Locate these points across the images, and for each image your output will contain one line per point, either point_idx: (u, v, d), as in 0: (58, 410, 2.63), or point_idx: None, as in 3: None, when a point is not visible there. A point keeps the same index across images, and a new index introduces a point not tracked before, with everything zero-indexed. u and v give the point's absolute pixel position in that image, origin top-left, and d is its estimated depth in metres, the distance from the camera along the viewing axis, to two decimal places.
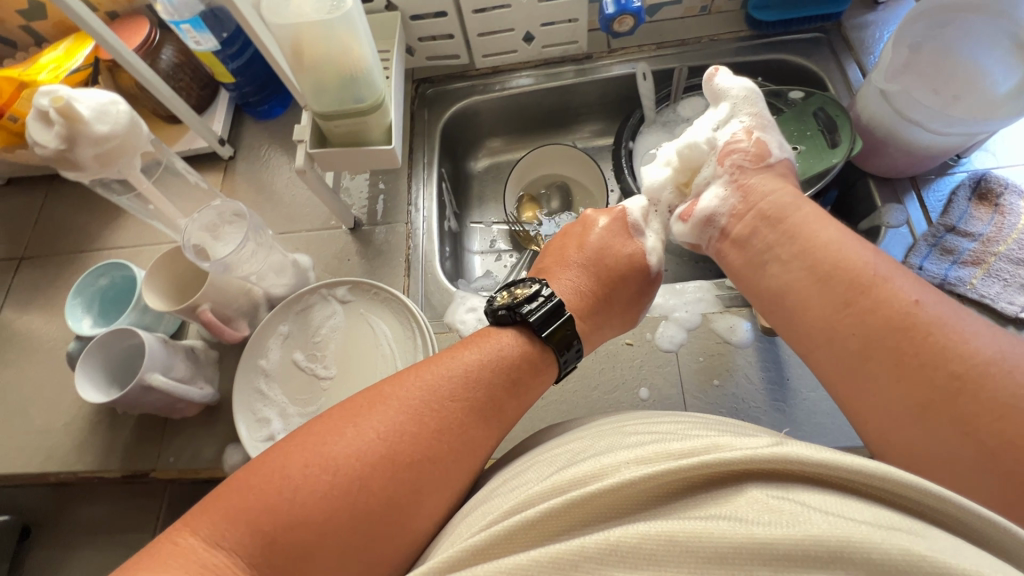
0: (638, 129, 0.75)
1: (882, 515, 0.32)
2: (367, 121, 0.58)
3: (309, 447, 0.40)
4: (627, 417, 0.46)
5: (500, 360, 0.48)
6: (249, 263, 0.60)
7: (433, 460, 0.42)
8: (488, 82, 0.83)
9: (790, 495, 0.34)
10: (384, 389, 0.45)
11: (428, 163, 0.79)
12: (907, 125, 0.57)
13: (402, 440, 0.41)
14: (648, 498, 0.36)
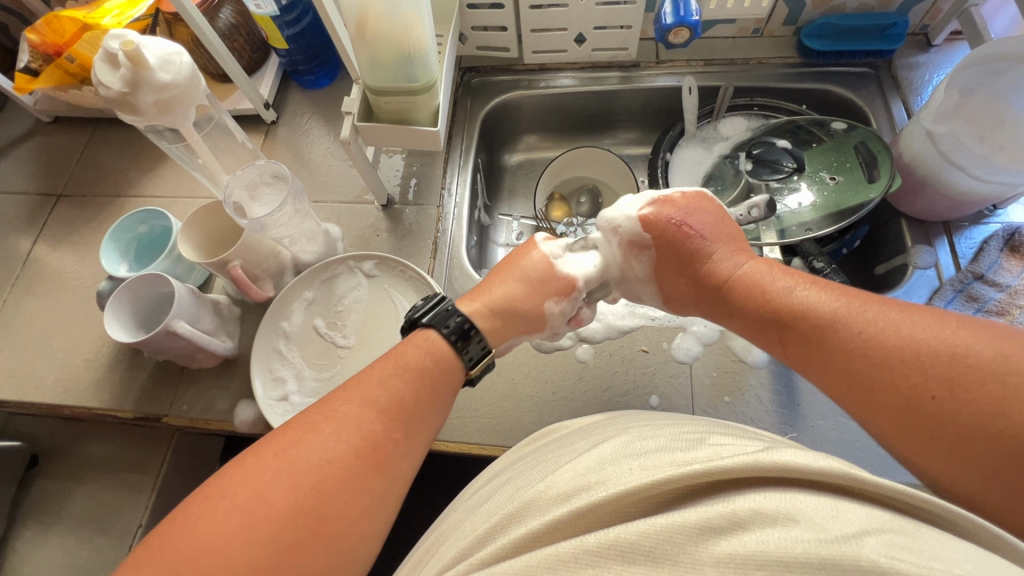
0: (676, 142, 0.76)
1: (879, 517, 0.32)
2: (416, 101, 0.59)
3: (227, 486, 0.39)
4: (635, 419, 0.46)
5: (412, 372, 0.48)
6: (284, 226, 0.61)
7: (342, 473, 0.41)
8: (532, 78, 0.84)
9: (786, 494, 0.34)
10: (292, 423, 0.44)
11: (465, 150, 0.80)
12: (950, 169, 0.58)
13: (314, 461, 0.41)
14: (647, 501, 0.36)
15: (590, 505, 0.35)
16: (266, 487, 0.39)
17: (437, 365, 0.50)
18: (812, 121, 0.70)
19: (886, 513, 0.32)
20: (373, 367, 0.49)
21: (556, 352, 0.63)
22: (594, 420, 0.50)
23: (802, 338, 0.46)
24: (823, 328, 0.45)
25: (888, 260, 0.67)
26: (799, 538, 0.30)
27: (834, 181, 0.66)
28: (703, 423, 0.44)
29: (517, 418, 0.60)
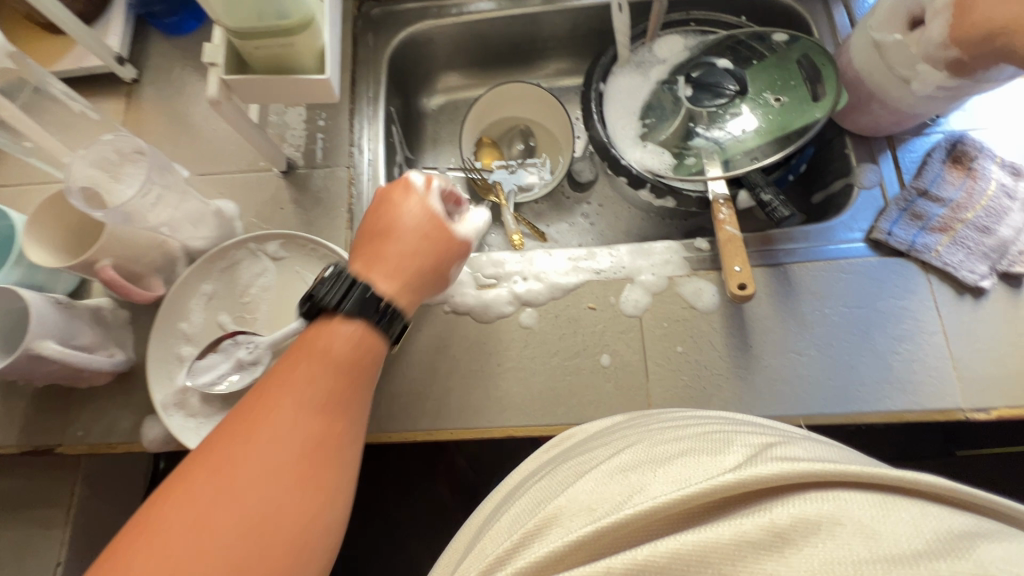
0: (609, 69, 0.68)
1: (958, 524, 0.26)
2: (295, 43, 0.48)
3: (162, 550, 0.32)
4: (663, 419, 0.42)
5: (330, 371, 0.40)
6: (158, 210, 0.51)
7: (257, 480, 0.35)
8: (443, 4, 0.72)
9: (843, 497, 0.28)
10: (208, 440, 0.37)
11: (374, 97, 0.69)
12: (895, 82, 0.53)
13: (187, 495, 0.34)
14: (678, 515, 0.30)
15: (617, 521, 0.30)
16: (162, 518, 0.33)
17: (353, 366, 0.41)
18: (752, 34, 0.64)
19: (968, 519, 0.27)
20: (322, 381, 0.40)
21: (498, 321, 0.57)
22: (617, 421, 0.46)
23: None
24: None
25: (834, 183, 0.64)
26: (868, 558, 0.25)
27: (777, 101, 0.61)
28: (733, 420, 0.38)
29: (462, 397, 0.55)
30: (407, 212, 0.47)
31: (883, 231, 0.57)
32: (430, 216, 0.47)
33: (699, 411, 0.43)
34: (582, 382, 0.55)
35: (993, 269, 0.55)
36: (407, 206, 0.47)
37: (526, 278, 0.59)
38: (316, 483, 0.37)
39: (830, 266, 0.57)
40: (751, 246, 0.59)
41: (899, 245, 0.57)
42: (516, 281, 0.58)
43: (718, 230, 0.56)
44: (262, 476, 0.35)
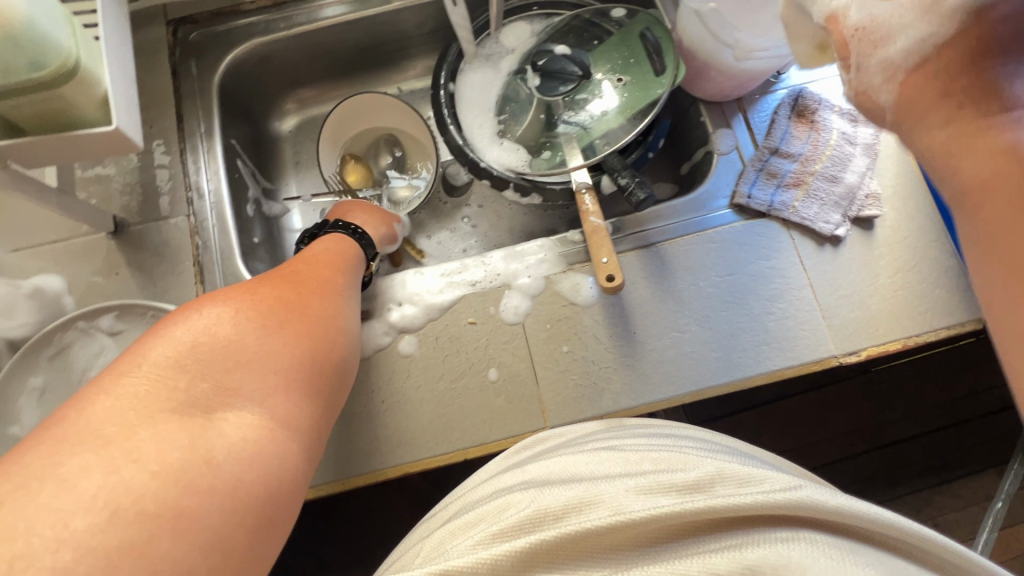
0: (458, 67, 0.65)
1: (896, 569, 0.28)
2: (64, 96, 0.42)
3: (166, 343, 0.38)
4: (627, 435, 0.43)
5: (319, 261, 0.51)
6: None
7: (275, 323, 0.43)
8: (270, 18, 0.66)
9: (798, 534, 0.29)
10: (221, 289, 0.44)
11: (207, 132, 0.62)
12: (720, 49, 0.53)
13: (208, 332, 0.40)
14: (641, 536, 0.31)
15: (582, 533, 0.31)
16: (207, 324, 0.40)
17: (339, 252, 0.54)
18: (594, 12, 0.63)
19: (903, 566, 0.29)
20: (317, 267, 0.50)
21: (376, 354, 0.54)
22: (587, 432, 0.46)
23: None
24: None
25: (697, 152, 0.64)
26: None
27: (623, 80, 0.60)
28: (700, 450, 0.39)
29: (350, 442, 0.52)
30: (314, 248, 0.53)
31: (743, 195, 0.58)
32: (330, 244, 0.54)
33: (661, 427, 0.45)
34: (472, 402, 0.53)
35: (845, 216, 0.57)
36: (312, 248, 0.53)
37: (399, 304, 0.56)
38: (334, 326, 0.46)
39: (700, 238, 0.58)
40: (622, 231, 0.59)
41: (760, 206, 0.58)
42: (390, 309, 0.56)
43: (584, 222, 0.55)
44: (263, 329, 0.42)
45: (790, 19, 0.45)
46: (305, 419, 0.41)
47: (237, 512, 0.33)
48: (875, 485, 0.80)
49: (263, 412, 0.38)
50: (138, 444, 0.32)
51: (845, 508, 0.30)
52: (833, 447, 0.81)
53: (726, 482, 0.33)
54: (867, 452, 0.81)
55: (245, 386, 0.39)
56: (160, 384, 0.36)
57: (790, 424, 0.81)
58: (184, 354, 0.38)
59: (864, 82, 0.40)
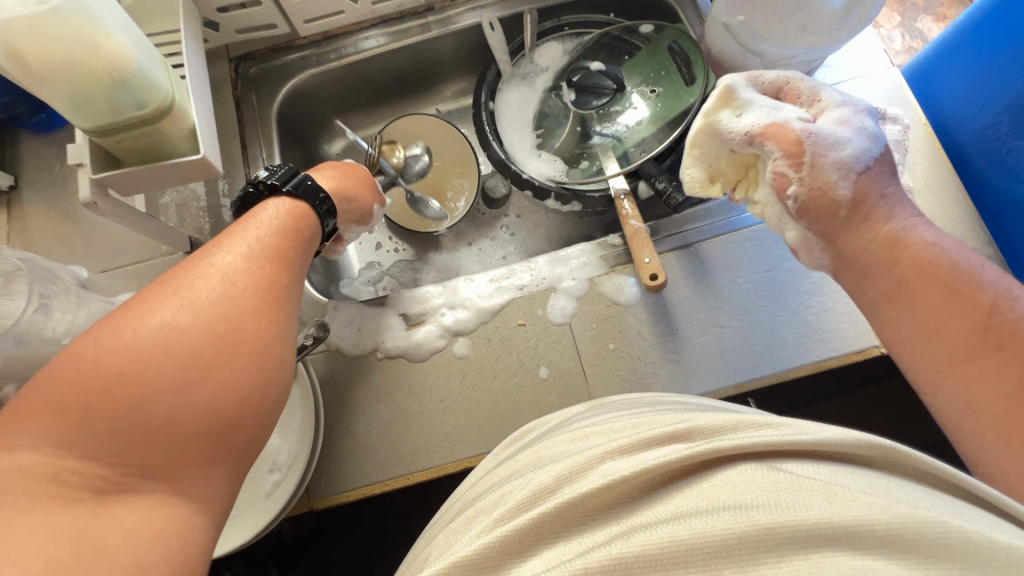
0: (496, 87, 0.68)
1: (875, 483, 0.29)
2: (160, 130, 0.47)
3: (60, 386, 0.31)
4: (606, 410, 0.45)
5: (258, 253, 0.40)
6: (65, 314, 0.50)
7: (180, 368, 0.32)
8: (321, 51, 0.72)
9: (773, 467, 0.31)
10: (133, 298, 0.35)
11: (269, 157, 0.68)
12: (749, 57, 0.56)
13: (124, 355, 0.32)
14: (633, 491, 0.32)
15: (578, 499, 0.32)
16: (116, 358, 0.31)
17: (296, 221, 0.46)
18: (623, 29, 0.66)
19: (882, 479, 0.30)
20: (245, 266, 0.39)
21: (433, 357, 0.58)
22: (572, 413, 0.48)
23: (964, 331, 0.35)
24: (956, 274, 0.37)
25: None
26: (812, 510, 0.27)
27: (654, 92, 0.64)
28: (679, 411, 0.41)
29: (412, 439, 0.55)
30: (245, 235, 0.42)
31: None
32: (284, 213, 0.46)
33: (648, 395, 0.47)
34: (525, 399, 0.56)
35: None
36: (254, 225, 0.43)
37: (452, 308, 0.59)
38: (270, 354, 0.37)
39: (736, 237, 0.60)
40: (659, 234, 0.61)
41: None
42: (443, 313, 0.59)
43: (624, 226, 0.58)
44: (176, 364, 0.32)
45: (704, 146, 0.49)
46: (222, 482, 0.34)
47: (171, 570, 0.30)
48: None
49: (167, 491, 0.31)
50: (24, 536, 0.27)
51: (814, 439, 0.32)
52: None
53: (703, 434, 0.35)
54: (913, 446, 0.81)
55: (151, 463, 0.31)
56: (39, 474, 0.29)
57: (831, 419, 0.82)
58: (84, 393, 0.30)
59: (818, 181, 0.43)
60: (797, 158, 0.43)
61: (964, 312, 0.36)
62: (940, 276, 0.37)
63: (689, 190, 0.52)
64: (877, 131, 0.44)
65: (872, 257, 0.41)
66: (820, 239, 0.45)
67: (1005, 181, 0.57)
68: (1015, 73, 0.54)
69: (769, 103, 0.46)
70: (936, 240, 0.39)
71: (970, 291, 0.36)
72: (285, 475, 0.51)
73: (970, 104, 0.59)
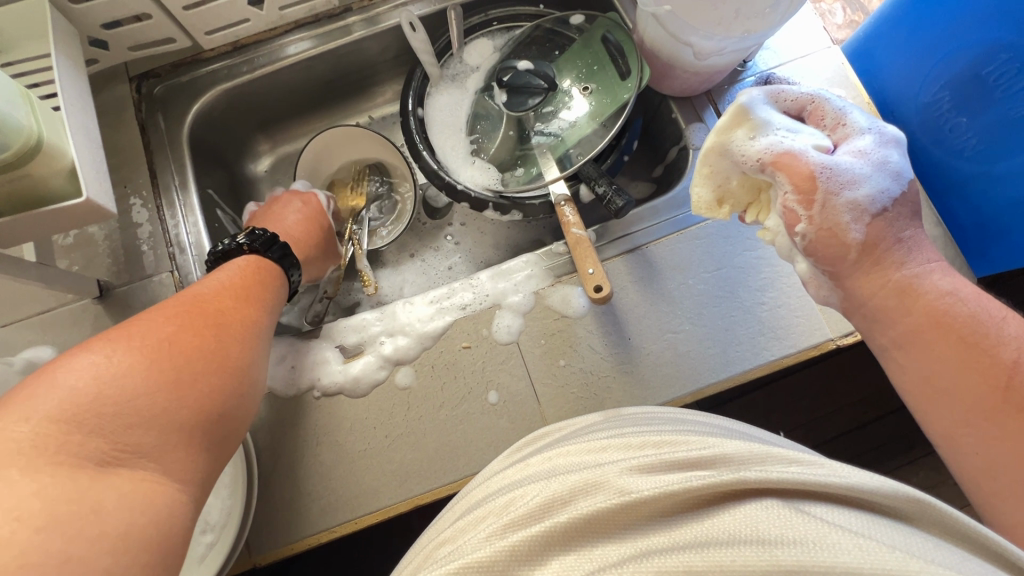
0: (424, 91, 0.64)
1: (908, 539, 0.27)
2: (30, 173, 0.42)
3: (75, 367, 0.37)
4: (620, 421, 0.42)
5: (224, 287, 0.49)
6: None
7: (179, 366, 0.40)
8: (232, 63, 0.66)
9: (797, 505, 0.29)
10: (116, 327, 0.42)
11: (182, 183, 0.62)
12: (681, 47, 0.53)
13: (125, 366, 0.38)
14: (654, 513, 0.31)
15: (594, 516, 0.31)
16: (108, 368, 0.37)
17: (258, 267, 0.54)
18: (555, 21, 0.62)
19: (915, 534, 0.28)
20: (219, 294, 0.48)
21: (374, 390, 0.54)
22: (585, 421, 0.45)
23: (981, 385, 0.38)
24: (961, 327, 0.40)
25: (672, 149, 0.64)
26: (841, 555, 0.25)
27: (589, 88, 0.60)
28: (706, 432, 0.39)
29: (357, 481, 0.52)
30: (216, 277, 0.51)
31: None
32: (246, 268, 0.53)
33: (662, 410, 0.45)
34: (475, 426, 0.53)
35: None
36: (216, 275, 0.51)
37: (391, 336, 0.56)
38: (246, 367, 0.45)
39: (683, 237, 0.57)
40: (605, 237, 0.59)
41: None
42: (382, 342, 0.55)
43: (567, 233, 0.55)
44: (170, 364, 0.40)
45: (715, 166, 0.49)
46: (200, 469, 0.39)
47: (148, 538, 0.33)
48: (888, 455, 0.80)
49: (155, 468, 0.36)
50: (21, 499, 0.30)
51: (849, 487, 0.30)
52: (840, 422, 0.81)
53: (732, 459, 0.33)
54: (876, 423, 0.81)
55: (144, 444, 0.36)
56: (43, 445, 0.33)
57: (796, 404, 0.81)
58: (83, 391, 0.35)
59: (827, 220, 0.44)
60: (806, 194, 0.44)
61: (984, 370, 0.38)
62: (954, 333, 0.40)
63: (695, 209, 0.52)
64: (899, 166, 0.45)
65: (876, 297, 0.43)
66: (826, 273, 0.46)
67: (946, 157, 0.55)
68: (954, 46, 0.51)
69: (780, 130, 0.46)
70: (954, 292, 0.41)
71: (989, 348, 0.39)
72: (218, 536, 0.48)
73: (910, 79, 0.57)
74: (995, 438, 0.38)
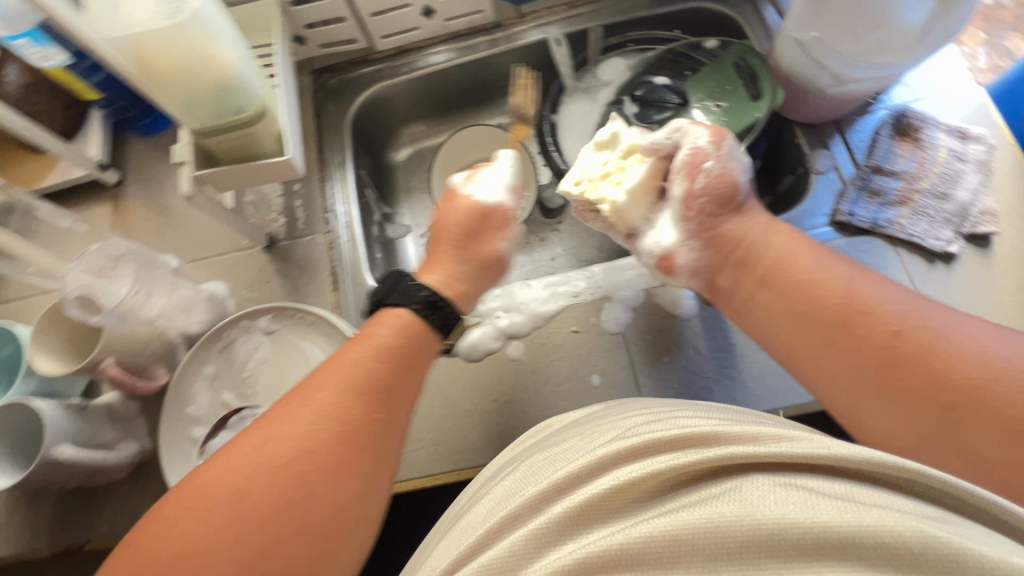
0: (559, 99, 0.70)
1: (887, 501, 0.29)
2: (254, 132, 0.52)
3: (189, 512, 0.37)
4: (621, 405, 0.44)
5: (374, 371, 0.46)
6: (151, 303, 0.56)
7: (296, 511, 0.38)
8: (394, 64, 0.76)
9: (786, 481, 0.31)
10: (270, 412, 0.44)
11: (342, 162, 0.72)
12: (822, 73, 0.55)
13: (231, 517, 0.37)
14: (643, 491, 0.33)
15: (589, 501, 0.33)
16: (212, 515, 0.37)
17: (407, 345, 0.49)
18: (688, 46, 0.67)
19: (902, 499, 0.30)
20: (361, 389, 0.45)
21: (487, 357, 0.59)
22: (588, 412, 0.46)
23: (864, 348, 0.42)
24: (801, 282, 0.47)
25: (787, 177, 0.67)
26: (820, 515, 0.28)
27: (720, 106, 0.62)
28: (702, 414, 0.39)
29: (463, 438, 0.56)
30: (361, 357, 0.47)
31: (844, 213, 0.59)
32: (404, 331, 0.50)
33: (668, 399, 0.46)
34: (577, 405, 0.56)
35: (958, 233, 0.56)
36: (367, 344, 0.48)
37: (507, 312, 0.61)
38: (359, 504, 0.41)
39: None
40: None
41: (863, 223, 0.58)
42: (499, 317, 0.61)
43: None
44: (283, 513, 0.38)
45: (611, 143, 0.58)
46: None
47: None
48: None
49: None
50: None
51: (841, 456, 0.32)
52: None
53: (726, 437, 0.34)
54: None
55: None
56: None
57: None
58: (183, 540, 0.36)
59: (717, 173, 0.53)
60: (697, 166, 0.54)
61: (818, 315, 0.45)
62: (816, 286, 0.46)
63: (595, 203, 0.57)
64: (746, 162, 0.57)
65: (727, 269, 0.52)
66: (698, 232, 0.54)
67: None
68: None
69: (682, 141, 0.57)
70: (786, 251, 0.49)
71: (842, 288, 0.45)
72: None
73: None
74: (869, 390, 0.41)
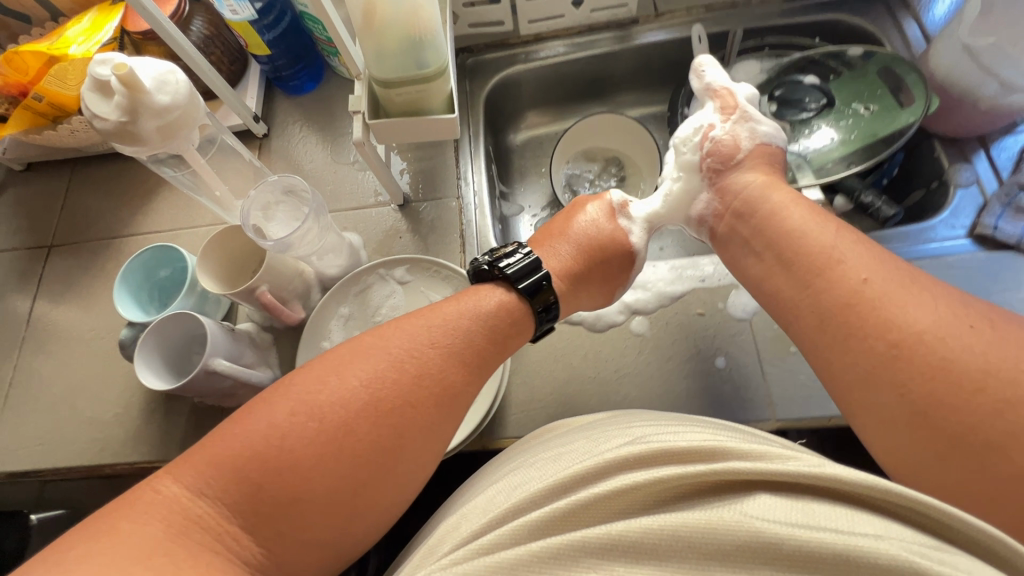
0: (693, 94, 0.72)
1: (881, 525, 0.34)
2: (430, 88, 0.55)
3: (248, 427, 0.41)
4: (632, 412, 0.48)
5: (445, 333, 0.49)
6: (307, 242, 0.57)
7: (342, 445, 0.42)
8: (529, 50, 0.80)
9: (798, 503, 0.35)
10: (364, 338, 0.48)
11: (473, 135, 0.76)
12: (989, 81, 0.56)
13: (278, 439, 0.41)
14: (652, 498, 0.37)
15: (591, 499, 0.37)
16: (281, 423, 0.41)
17: (488, 322, 0.51)
18: (826, 54, 0.68)
19: (895, 526, 0.34)
20: (426, 352, 0.48)
21: (611, 329, 0.60)
22: (600, 415, 0.49)
23: (875, 359, 0.42)
24: (814, 263, 0.48)
25: (918, 190, 0.67)
26: (818, 534, 0.32)
27: (867, 110, 0.64)
28: (719, 429, 0.42)
29: (585, 404, 0.57)
30: (439, 320, 0.50)
31: (987, 227, 0.58)
32: (503, 307, 0.52)
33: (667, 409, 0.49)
34: (700, 385, 0.57)
35: None
36: (449, 313, 0.51)
37: (632, 288, 0.62)
38: (399, 448, 0.44)
39: (936, 262, 0.58)
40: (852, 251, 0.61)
41: (1007, 239, 0.57)
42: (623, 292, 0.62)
43: None
44: (330, 445, 0.42)
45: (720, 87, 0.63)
46: (354, 531, 0.43)
47: None
48: None
49: (305, 545, 0.41)
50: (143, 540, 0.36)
51: (837, 477, 0.35)
52: None
53: (731, 453, 0.38)
54: None
55: (283, 522, 0.40)
56: (179, 514, 0.38)
57: None
58: (244, 450, 0.40)
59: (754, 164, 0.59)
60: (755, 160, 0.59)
61: (866, 332, 0.43)
62: (873, 297, 0.44)
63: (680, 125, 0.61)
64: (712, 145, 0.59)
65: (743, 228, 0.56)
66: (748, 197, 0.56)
67: None
68: None
69: (757, 119, 0.60)
70: (833, 247, 0.48)
71: (899, 317, 0.42)
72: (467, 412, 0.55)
73: None
74: (884, 383, 0.42)
